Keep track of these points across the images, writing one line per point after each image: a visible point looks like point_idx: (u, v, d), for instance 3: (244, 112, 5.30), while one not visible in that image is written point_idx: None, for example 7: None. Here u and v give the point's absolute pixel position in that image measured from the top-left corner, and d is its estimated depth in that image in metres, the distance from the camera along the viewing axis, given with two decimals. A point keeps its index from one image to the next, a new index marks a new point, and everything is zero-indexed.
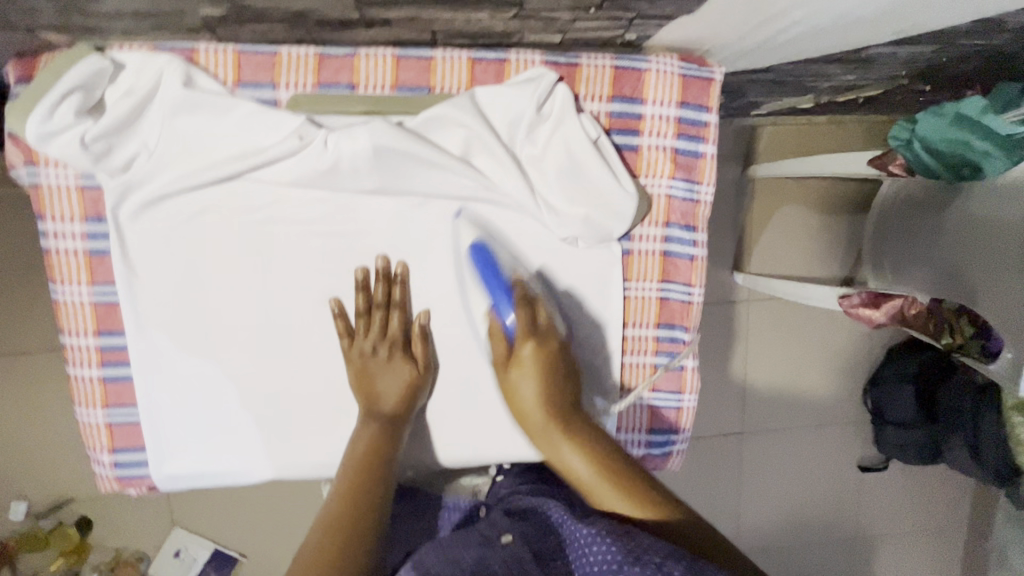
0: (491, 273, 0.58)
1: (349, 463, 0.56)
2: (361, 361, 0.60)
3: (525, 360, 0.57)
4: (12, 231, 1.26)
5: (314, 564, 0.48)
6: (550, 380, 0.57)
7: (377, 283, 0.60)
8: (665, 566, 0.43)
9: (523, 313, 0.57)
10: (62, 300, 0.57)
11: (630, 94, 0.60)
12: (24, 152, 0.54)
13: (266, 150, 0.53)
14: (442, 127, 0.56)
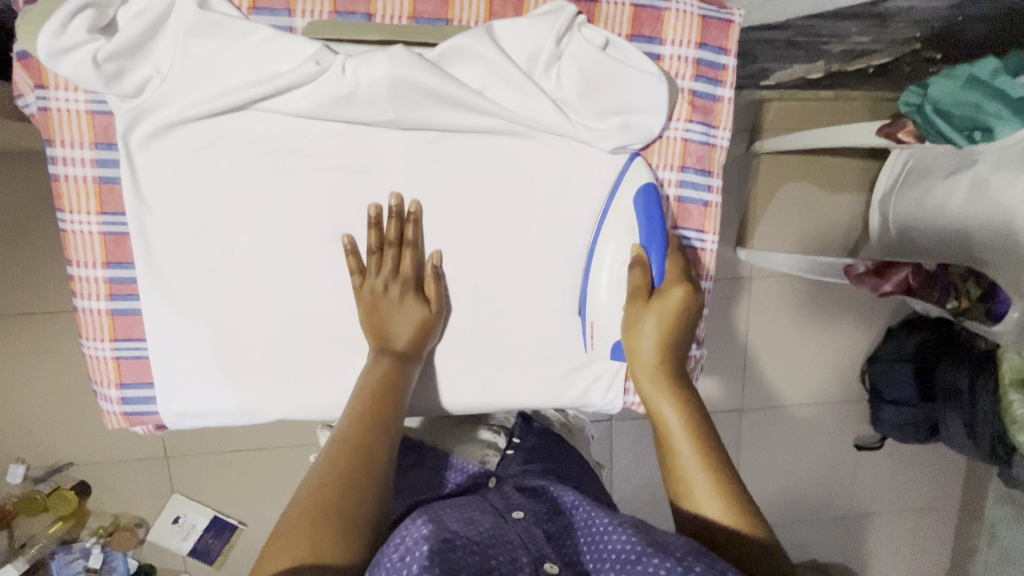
0: (658, 217, 0.59)
1: (362, 395, 0.56)
2: (373, 299, 0.60)
3: (669, 304, 0.57)
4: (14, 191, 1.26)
5: (312, 501, 0.46)
6: (675, 337, 0.58)
7: (390, 220, 0.60)
8: (688, 563, 0.41)
9: (675, 267, 0.59)
10: (69, 230, 0.56)
11: (649, 34, 0.59)
12: (32, 74, 0.53)
13: (282, 75, 0.52)
14: (460, 59, 0.55)
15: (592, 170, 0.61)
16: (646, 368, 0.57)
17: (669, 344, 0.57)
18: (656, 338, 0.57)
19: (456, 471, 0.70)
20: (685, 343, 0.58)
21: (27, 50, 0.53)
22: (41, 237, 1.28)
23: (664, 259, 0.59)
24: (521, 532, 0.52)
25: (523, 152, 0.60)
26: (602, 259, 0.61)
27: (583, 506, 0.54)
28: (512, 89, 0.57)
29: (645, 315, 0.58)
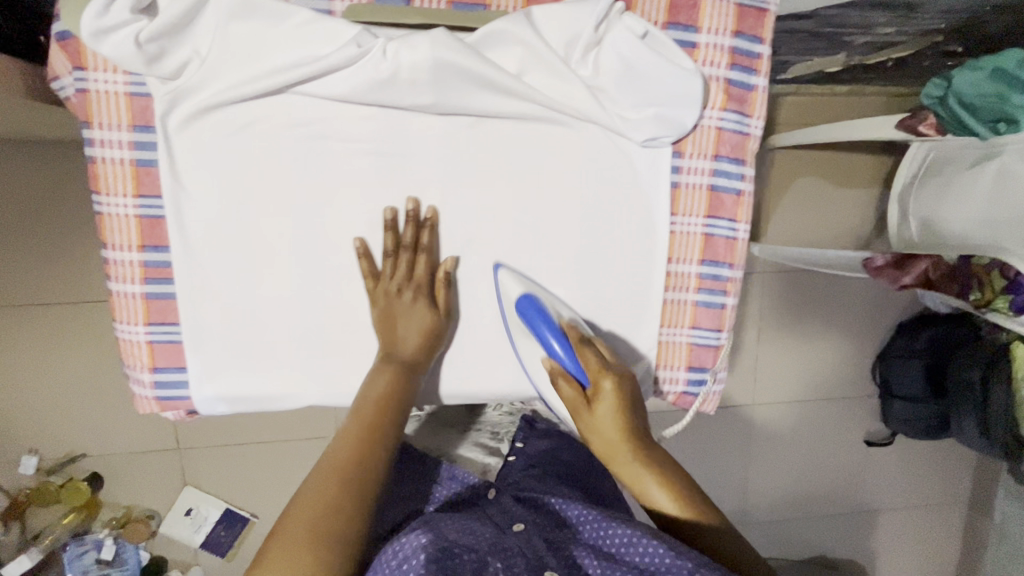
0: (542, 317, 0.58)
1: (362, 409, 0.56)
2: (383, 305, 0.60)
3: (604, 394, 0.54)
4: (37, 182, 1.26)
5: (314, 504, 0.48)
6: (629, 417, 0.53)
7: (407, 224, 0.60)
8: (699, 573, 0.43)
9: (592, 355, 0.56)
10: (106, 212, 0.56)
11: (685, 22, 0.59)
12: (70, 55, 0.53)
13: (322, 58, 0.52)
14: (499, 44, 0.55)
15: (625, 159, 0.62)
16: (602, 440, 0.54)
17: (632, 423, 0.53)
18: (616, 429, 0.53)
19: (452, 480, 0.70)
20: (638, 414, 0.55)
21: (67, 31, 0.52)
22: (58, 225, 1.28)
23: (574, 354, 0.56)
24: (523, 541, 0.53)
25: (557, 139, 0.60)
26: (531, 359, 0.61)
27: (589, 520, 0.53)
28: (549, 75, 0.56)
29: (594, 409, 0.54)
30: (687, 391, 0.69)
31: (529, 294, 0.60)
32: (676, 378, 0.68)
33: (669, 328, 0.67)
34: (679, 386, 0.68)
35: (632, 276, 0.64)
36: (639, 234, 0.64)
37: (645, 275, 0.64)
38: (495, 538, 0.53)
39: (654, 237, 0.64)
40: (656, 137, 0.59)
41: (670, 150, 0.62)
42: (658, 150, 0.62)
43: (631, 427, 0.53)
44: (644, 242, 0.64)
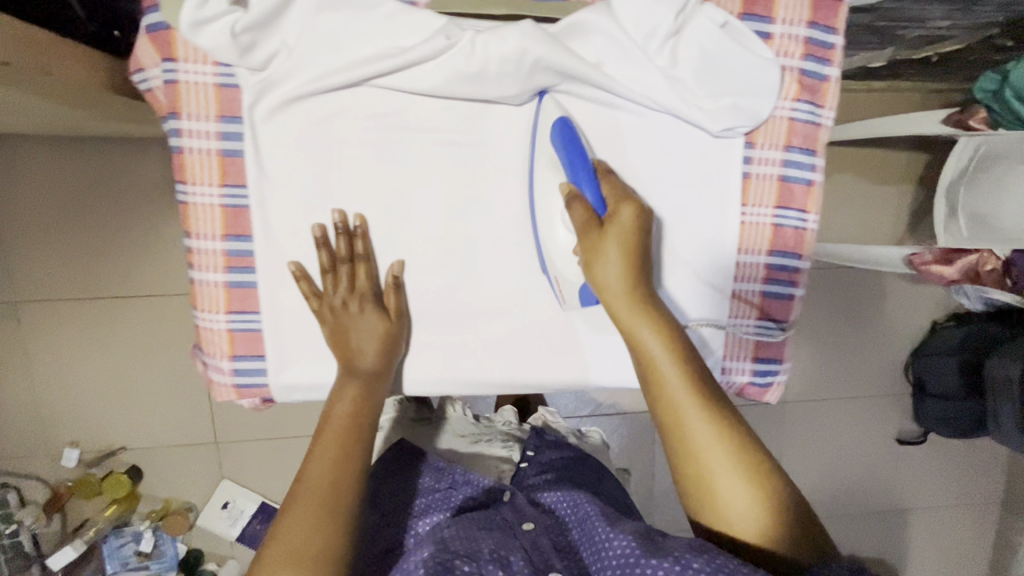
0: (578, 151, 0.56)
1: (333, 420, 0.55)
2: (334, 313, 0.59)
3: (621, 222, 0.55)
4: (83, 179, 1.28)
5: (317, 511, 0.50)
6: (637, 260, 0.55)
7: (338, 237, 0.58)
8: (684, 560, 0.45)
9: (609, 187, 0.57)
10: (191, 201, 0.57)
11: (760, 13, 0.59)
12: (162, 47, 0.54)
13: (409, 49, 0.53)
14: (580, 34, 0.55)
15: (697, 150, 0.62)
16: (617, 300, 0.54)
17: (637, 266, 0.55)
18: (618, 267, 0.54)
19: (469, 485, 0.73)
20: (648, 264, 0.56)
21: (159, 22, 0.53)
22: (102, 221, 1.30)
23: (598, 188, 0.56)
24: (527, 541, 0.59)
25: (632, 130, 0.61)
26: (545, 196, 0.58)
27: (590, 517, 0.58)
28: (629, 65, 0.57)
29: (602, 241, 0.54)
30: (752, 382, 0.69)
31: (566, 120, 0.57)
32: (742, 369, 0.68)
33: (736, 320, 0.67)
34: (744, 377, 0.69)
35: (702, 268, 0.65)
36: (709, 224, 0.64)
37: (715, 266, 0.65)
38: (501, 540, 0.58)
39: (725, 227, 0.64)
40: (732, 127, 0.59)
41: (742, 140, 0.62)
42: (731, 140, 0.62)
43: (638, 271, 0.55)
44: (714, 232, 0.64)
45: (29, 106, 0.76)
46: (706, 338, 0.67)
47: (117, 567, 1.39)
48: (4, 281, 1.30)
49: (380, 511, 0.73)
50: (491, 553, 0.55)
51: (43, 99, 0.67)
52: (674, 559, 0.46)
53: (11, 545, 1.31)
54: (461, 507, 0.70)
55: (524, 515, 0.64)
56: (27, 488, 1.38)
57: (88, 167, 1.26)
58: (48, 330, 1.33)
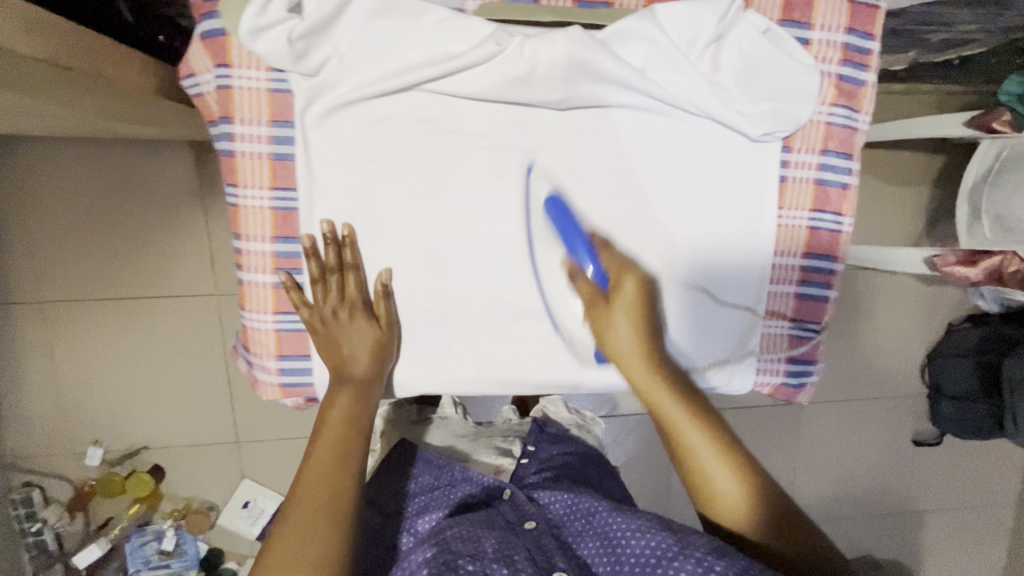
0: (572, 225, 0.61)
1: (327, 427, 0.58)
2: (323, 324, 0.60)
3: (626, 292, 0.61)
4: (111, 181, 1.30)
5: (319, 516, 0.52)
6: (645, 325, 0.61)
7: (327, 247, 0.60)
8: (706, 562, 0.49)
9: (611, 259, 0.61)
10: (243, 204, 0.59)
11: (799, 20, 0.60)
12: (217, 53, 0.55)
13: (459, 56, 0.54)
14: (626, 40, 0.56)
15: (736, 153, 0.63)
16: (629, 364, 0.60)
17: (644, 329, 0.61)
18: (631, 336, 0.60)
19: (469, 482, 0.76)
20: (655, 324, 0.62)
21: (215, 29, 0.54)
22: (126, 223, 1.31)
23: (597, 257, 0.61)
24: (532, 538, 0.64)
25: (671, 135, 0.62)
26: (547, 267, 0.62)
27: (600, 512, 0.63)
28: (672, 70, 0.57)
29: (611, 313, 0.60)
30: (785, 382, 0.70)
31: (557, 195, 0.61)
32: (777, 369, 0.69)
33: (771, 321, 0.68)
34: (778, 377, 0.70)
35: (738, 270, 0.66)
36: (746, 227, 0.65)
37: (752, 268, 0.66)
38: (503, 538, 0.63)
39: (762, 231, 0.65)
40: (771, 132, 0.60)
41: (780, 144, 0.63)
42: (769, 144, 0.63)
43: (647, 334, 0.61)
44: (751, 234, 0.65)
45: (72, 110, 0.78)
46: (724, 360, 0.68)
47: (140, 566, 1.38)
48: (31, 285, 1.32)
49: (383, 512, 0.78)
50: (493, 551, 0.60)
51: (90, 103, 0.68)
52: (696, 561, 0.50)
53: (35, 543, 1.35)
54: (464, 502, 0.75)
55: (524, 514, 0.69)
56: (52, 487, 1.40)
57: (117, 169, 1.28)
58: (73, 331, 1.35)
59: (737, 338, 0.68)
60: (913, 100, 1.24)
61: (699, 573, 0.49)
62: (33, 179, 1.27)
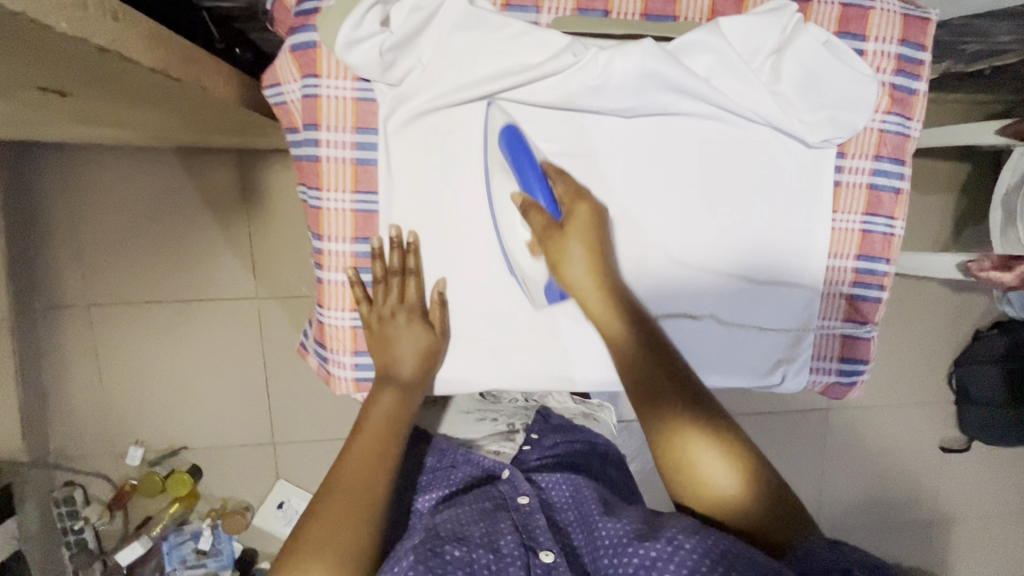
0: (525, 151, 0.60)
1: (377, 425, 0.63)
2: (380, 326, 0.64)
3: (575, 221, 0.61)
4: (159, 189, 1.33)
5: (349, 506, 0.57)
6: (599, 252, 0.62)
7: (392, 250, 0.63)
8: (677, 539, 0.53)
9: (565, 187, 0.62)
10: (326, 207, 0.62)
11: (854, 32, 0.63)
12: (307, 64, 0.58)
13: (536, 66, 0.57)
14: (693, 51, 0.59)
15: (793, 159, 0.65)
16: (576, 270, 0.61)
17: (600, 263, 0.62)
18: (583, 268, 0.61)
19: (470, 463, 0.78)
20: (610, 248, 0.63)
21: (307, 42, 0.58)
22: (171, 229, 1.35)
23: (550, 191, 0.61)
24: (523, 514, 0.66)
25: (729, 142, 0.65)
26: (501, 199, 0.62)
27: (587, 500, 0.67)
28: (737, 80, 0.60)
29: (565, 240, 0.60)
30: (837, 381, 0.72)
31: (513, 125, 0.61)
32: (829, 368, 0.71)
33: (825, 321, 0.70)
34: (831, 376, 0.72)
35: (795, 271, 0.68)
36: (802, 230, 0.67)
37: (808, 268, 0.68)
38: (490, 520, 0.64)
39: (817, 233, 0.67)
40: (829, 139, 0.63)
41: (835, 150, 0.65)
42: (825, 150, 0.65)
43: (600, 265, 0.62)
44: (807, 237, 0.67)
45: (147, 119, 0.82)
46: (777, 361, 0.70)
47: (177, 565, 1.41)
48: (79, 289, 1.36)
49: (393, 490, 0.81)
50: (484, 537, 0.61)
51: (173, 110, 0.71)
52: (667, 540, 0.54)
53: (76, 542, 1.37)
54: (464, 483, 0.76)
55: (518, 489, 0.70)
56: (94, 486, 1.43)
57: (167, 177, 1.32)
58: (119, 333, 1.38)
59: (727, 329, 0.69)
60: (942, 109, 1.27)
61: (666, 552, 0.53)
62: (85, 185, 1.32)
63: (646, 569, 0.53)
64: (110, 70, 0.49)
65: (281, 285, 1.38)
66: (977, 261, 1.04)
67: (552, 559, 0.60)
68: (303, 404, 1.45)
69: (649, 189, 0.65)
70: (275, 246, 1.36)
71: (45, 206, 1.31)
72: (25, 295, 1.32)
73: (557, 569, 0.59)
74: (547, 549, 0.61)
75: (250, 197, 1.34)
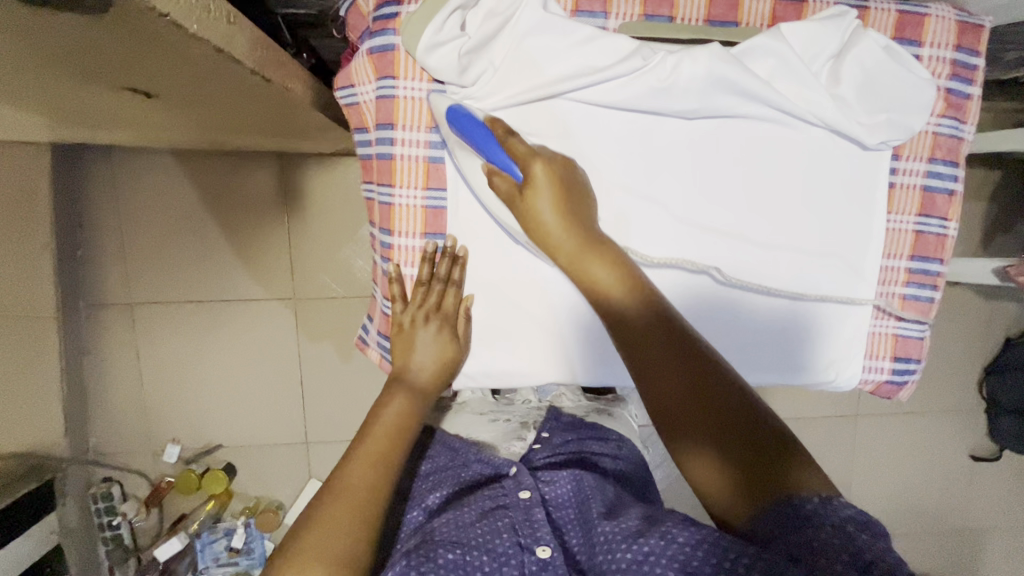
0: (473, 123, 0.59)
1: (381, 432, 0.63)
2: (410, 326, 0.68)
3: (539, 181, 0.59)
4: (202, 192, 1.37)
5: (350, 518, 0.55)
6: (574, 205, 0.61)
7: (441, 258, 0.66)
8: (670, 533, 0.56)
9: (520, 147, 0.60)
10: (398, 203, 0.65)
11: (910, 38, 0.65)
12: (384, 67, 0.62)
13: (606, 69, 0.60)
14: (756, 56, 0.61)
15: (850, 159, 0.67)
16: (555, 235, 0.61)
17: (571, 213, 0.61)
18: (565, 232, 0.61)
19: (480, 462, 0.80)
20: (583, 197, 0.62)
21: (385, 45, 0.61)
22: (215, 230, 1.38)
23: (507, 150, 0.60)
24: (525, 510, 0.68)
25: (787, 145, 0.66)
26: (473, 174, 0.63)
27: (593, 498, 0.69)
28: (797, 83, 0.62)
29: (533, 202, 0.60)
30: (889, 379, 0.72)
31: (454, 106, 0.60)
32: (883, 367, 0.72)
33: (878, 320, 0.71)
34: (883, 374, 0.72)
35: (842, 274, 0.69)
36: (855, 229, 0.69)
37: (862, 268, 0.69)
38: (490, 519, 0.66)
39: (872, 232, 0.69)
40: (886, 140, 0.65)
41: (890, 153, 0.67)
42: (881, 152, 0.67)
43: (572, 215, 0.61)
44: (861, 235, 0.69)
45: (213, 122, 0.85)
46: (830, 359, 0.71)
47: (209, 563, 1.41)
48: (123, 289, 1.39)
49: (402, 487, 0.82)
50: (481, 538, 0.63)
51: (246, 111, 0.75)
52: (662, 534, 0.56)
53: (113, 537, 1.40)
54: (471, 481, 0.78)
55: (522, 484, 0.72)
56: (130, 483, 1.46)
57: (209, 181, 1.36)
58: (159, 332, 1.41)
59: (783, 330, 0.70)
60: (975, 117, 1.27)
61: (661, 544, 0.55)
62: (131, 188, 1.35)
63: (637, 564, 0.55)
64: (211, 70, 0.52)
65: (315, 287, 1.41)
66: (1017, 266, 1.04)
67: (547, 555, 0.62)
68: (334, 404, 1.47)
69: (706, 190, 0.67)
70: (310, 249, 1.39)
71: (93, 207, 1.35)
72: (70, 293, 1.35)
73: (552, 565, 0.61)
74: (544, 543, 0.63)
75: (288, 202, 1.37)
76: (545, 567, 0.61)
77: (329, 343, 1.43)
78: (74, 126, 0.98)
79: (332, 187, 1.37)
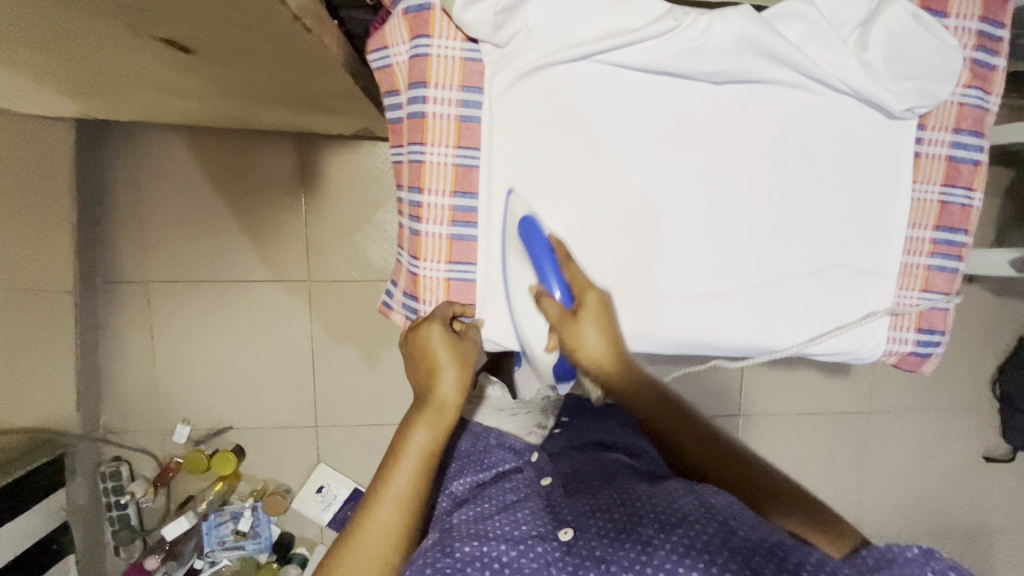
0: (539, 239, 0.64)
1: (414, 457, 0.60)
2: (411, 341, 0.66)
3: (589, 311, 0.64)
4: (219, 173, 1.38)
5: (380, 550, 0.56)
6: (608, 330, 0.66)
7: (432, 239, 0.68)
8: (729, 522, 0.53)
9: (577, 272, 0.65)
10: (430, 159, 0.66)
11: (937, 8, 0.66)
12: (420, 25, 0.63)
13: (638, 29, 0.61)
14: (787, 20, 0.62)
15: (877, 129, 0.68)
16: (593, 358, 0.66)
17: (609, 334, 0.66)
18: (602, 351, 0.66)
19: (503, 449, 0.81)
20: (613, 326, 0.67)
21: (420, 4, 0.63)
22: (232, 209, 1.39)
23: (564, 281, 0.65)
24: (544, 498, 0.67)
25: (814, 111, 0.67)
26: (518, 282, 0.67)
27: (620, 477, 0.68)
28: (826, 48, 0.63)
29: (578, 326, 0.64)
30: (913, 351, 0.72)
31: (531, 215, 0.65)
32: (907, 339, 0.72)
33: (904, 292, 0.71)
34: (908, 346, 0.72)
35: (868, 258, 0.70)
36: (880, 203, 0.69)
37: (890, 242, 0.70)
38: (510, 510, 0.64)
39: (897, 205, 0.69)
40: (913, 108, 0.66)
41: (916, 122, 0.68)
42: (907, 122, 0.68)
43: (608, 340, 0.66)
44: (887, 215, 0.69)
45: (242, 89, 0.86)
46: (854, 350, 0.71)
47: (215, 546, 1.40)
48: (138, 266, 1.40)
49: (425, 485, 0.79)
50: (500, 530, 0.60)
51: (277, 74, 0.76)
52: (720, 523, 0.53)
53: (120, 518, 1.40)
54: (494, 470, 0.77)
55: (542, 473, 0.74)
56: (138, 463, 1.45)
57: (228, 162, 1.37)
58: (172, 313, 1.42)
59: (812, 305, 0.70)
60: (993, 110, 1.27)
61: (719, 531, 0.52)
62: (151, 168, 1.37)
63: (694, 551, 0.51)
64: (252, 12, 0.53)
65: (331, 268, 1.41)
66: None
67: (570, 538, 0.59)
68: (344, 389, 1.46)
69: (735, 155, 0.67)
70: (326, 231, 1.40)
71: (113, 186, 1.37)
72: (88, 271, 1.37)
73: (576, 545, 0.57)
74: (565, 528, 0.60)
75: (305, 185, 1.38)
76: (567, 550, 0.57)
77: (341, 329, 1.44)
78: (103, 96, 1.00)
79: (351, 170, 1.38)
